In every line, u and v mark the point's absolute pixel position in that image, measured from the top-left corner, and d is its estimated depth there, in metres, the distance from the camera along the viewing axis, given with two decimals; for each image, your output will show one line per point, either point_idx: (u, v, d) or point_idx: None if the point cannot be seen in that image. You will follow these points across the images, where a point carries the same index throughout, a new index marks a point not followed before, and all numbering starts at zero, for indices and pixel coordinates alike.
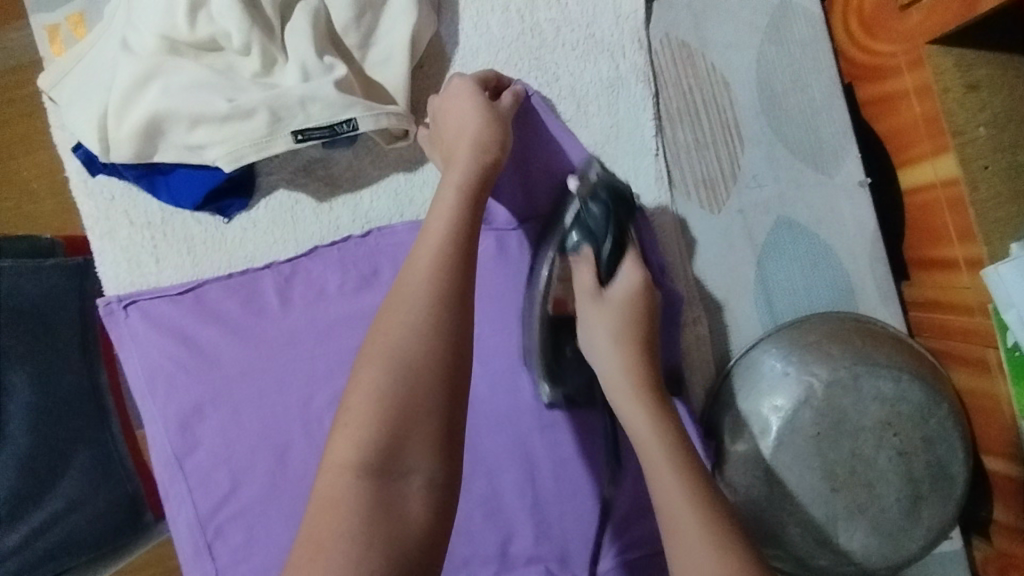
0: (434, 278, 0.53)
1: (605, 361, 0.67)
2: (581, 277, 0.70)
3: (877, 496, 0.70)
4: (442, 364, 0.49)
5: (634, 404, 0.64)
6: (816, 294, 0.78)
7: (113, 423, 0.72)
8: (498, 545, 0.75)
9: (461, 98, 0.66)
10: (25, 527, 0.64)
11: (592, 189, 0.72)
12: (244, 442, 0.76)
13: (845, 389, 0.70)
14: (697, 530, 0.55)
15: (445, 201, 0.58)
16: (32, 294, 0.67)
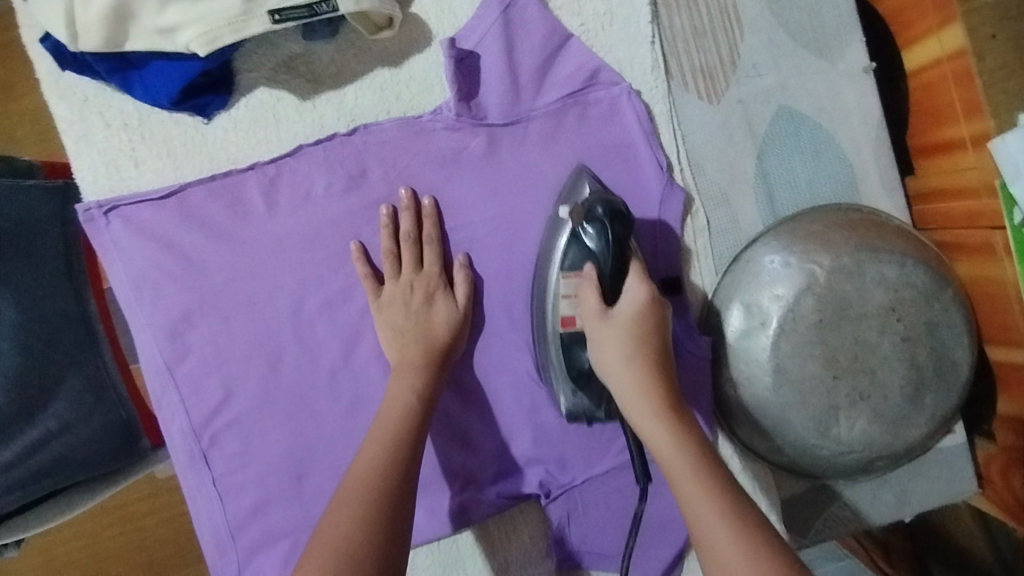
0: (376, 472, 0.62)
1: (613, 368, 0.64)
2: (585, 301, 0.66)
3: (879, 383, 0.69)
4: (392, 455, 0.63)
5: (645, 398, 0.62)
6: (819, 186, 0.76)
7: (106, 351, 0.76)
8: (498, 446, 0.76)
9: (417, 312, 0.71)
10: (19, 443, 0.69)
11: (586, 209, 0.66)
12: (235, 349, 0.75)
13: (846, 276, 0.69)
14: (722, 524, 0.54)
15: (400, 391, 0.68)
16: (15, 216, 0.71)
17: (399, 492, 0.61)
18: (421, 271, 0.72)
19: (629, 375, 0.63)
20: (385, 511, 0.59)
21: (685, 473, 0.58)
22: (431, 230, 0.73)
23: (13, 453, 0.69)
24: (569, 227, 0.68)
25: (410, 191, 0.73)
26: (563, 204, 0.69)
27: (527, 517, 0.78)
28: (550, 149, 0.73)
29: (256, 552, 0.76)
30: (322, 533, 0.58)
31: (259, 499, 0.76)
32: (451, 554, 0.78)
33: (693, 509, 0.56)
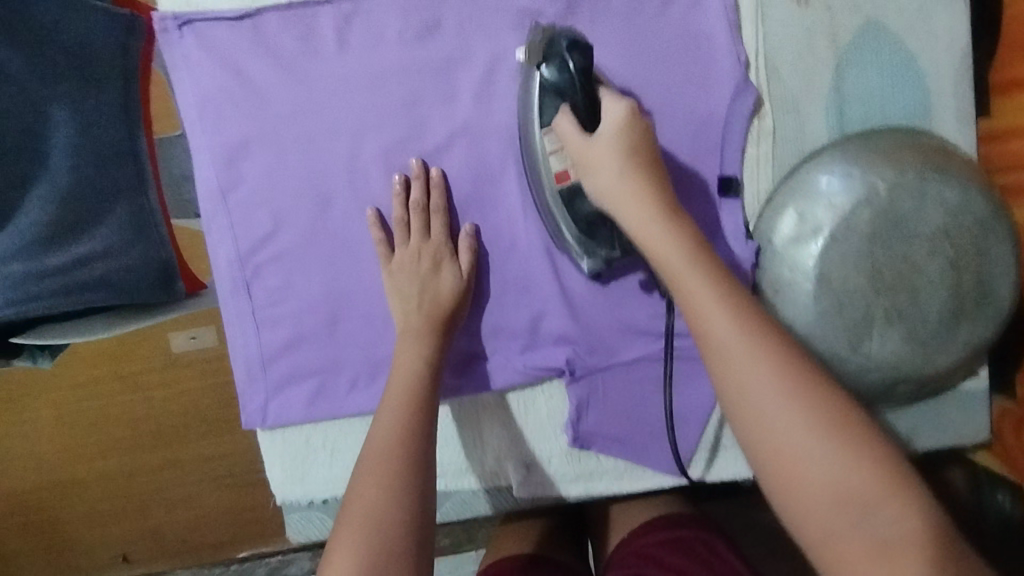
0: (396, 438, 0.60)
1: (662, 251, 0.56)
2: (563, 129, 0.66)
3: (919, 305, 0.69)
4: (415, 418, 0.63)
5: (656, 229, 0.57)
6: (890, 108, 0.74)
7: (151, 190, 0.82)
8: (529, 320, 0.78)
9: (424, 276, 0.72)
10: (69, 253, 0.70)
11: (550, 41, 0.67)
12: (286, 185, 0.76)
13: (907, 193, 0.69)
14: (778, 395, 0.48)
15: (405, 354, 0.69)
16: (81, 40, 0.73)
17: (423, 463, 0.60)
18: (428, 239, 0.74)
19: (641, 202, 0.60)
20: (409, 479, 0.58)
21: (742, 355, 0.50)
22: (437, 201, 0.74)
23: (60, 261, 0.68)
24: (535, 72, 0.69)
25: (421, 161, 0.74)
26: (521, 49, 0.72)
27: (547, 396, 0.80)
28: (628, 30, 0.72)
29: (284, 385, 0.79)
30: (348, 514, 0.56)
31: (294, 334, 0.78)
32: (468, 416, 0.80)
33: (764, 409, 0.48)
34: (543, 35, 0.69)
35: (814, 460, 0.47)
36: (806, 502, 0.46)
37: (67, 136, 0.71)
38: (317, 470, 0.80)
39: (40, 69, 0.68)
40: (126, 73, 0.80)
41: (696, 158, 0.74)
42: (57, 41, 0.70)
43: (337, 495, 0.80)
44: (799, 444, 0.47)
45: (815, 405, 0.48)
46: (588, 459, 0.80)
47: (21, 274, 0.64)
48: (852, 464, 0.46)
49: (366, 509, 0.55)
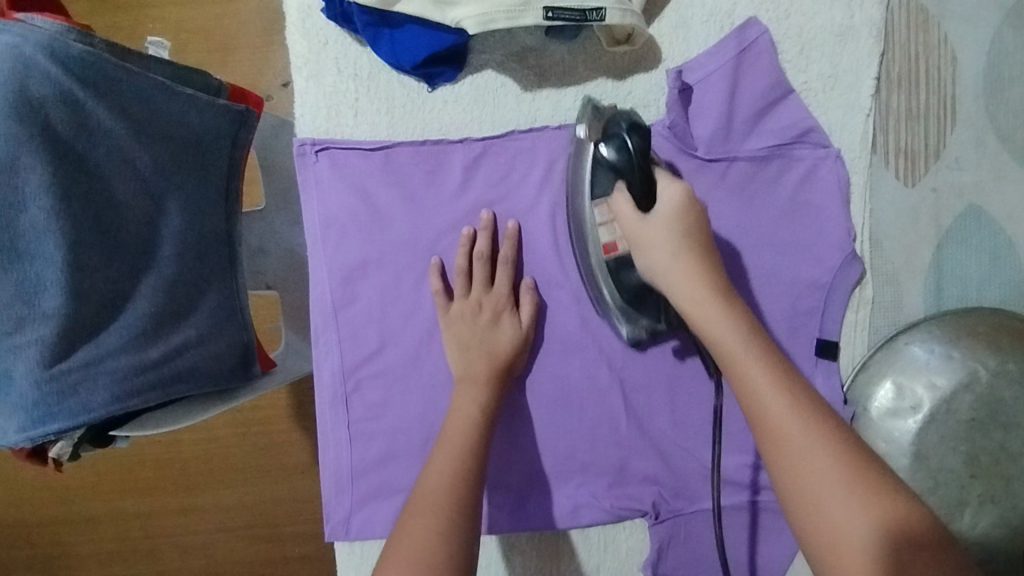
0: (446, 486, 0.63)
1: (715, 326, 0.60)
2: (622, 210, 0.67)
3: (1014, 492, 0.71)
4: (463, 462, 0.65)
5: (696, 282, 0.62)
6: (989, 290, 0.77)
7: (244, 275, 0.71)
8: (618, 459, 0.79)
9: (483, 328, 0.74)
10: (163, 345, 0.61)
11: (610, 119, 0.67)
12: (398, 307, 0.78)
13: (1008, 382, 0.71)
14: (790, 413, 0.55)
15: (464, 409, 0.70)
16: (193, 131, 0.64)
17: (469, 507, 0.62)
18: (490, 291, 0.75)
19: (694, 282, 0.62)
20: (459, 530, 0.59)
21: (755, 372, 0.57)
22: (507, 252, 0.75)
23: (157, 353, 0.60)
24: (592, 146, 0.69)
25: (490, 213, 0.76)
26: (580, 126, 0.72)
27: (627, 533, 0.81)
28: (741, 194, 0.75)
29: (368, 500, 0.80)
30: (396, 554, 0.57)
31: (386, 450, 0.79)
32: (549, 546, 0.81)
33: (793, 454, 0.53)
34: (603, 116, 0.69)
35: (827, 480, 0.51)
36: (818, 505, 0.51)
37: (179, 222, 0.64)
38: None
39: (155, 156, 0.61)
40: (236, 158, 0.69)
41: (798, 321, 0.76)
42: (166, 135, 0.62)
43: None
44: (809, 456, 0.53)
45: (811, 430, 0.54)
46: None
47: (125, 370, 0.57)
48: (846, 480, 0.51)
49: (413, 551, 0.57)
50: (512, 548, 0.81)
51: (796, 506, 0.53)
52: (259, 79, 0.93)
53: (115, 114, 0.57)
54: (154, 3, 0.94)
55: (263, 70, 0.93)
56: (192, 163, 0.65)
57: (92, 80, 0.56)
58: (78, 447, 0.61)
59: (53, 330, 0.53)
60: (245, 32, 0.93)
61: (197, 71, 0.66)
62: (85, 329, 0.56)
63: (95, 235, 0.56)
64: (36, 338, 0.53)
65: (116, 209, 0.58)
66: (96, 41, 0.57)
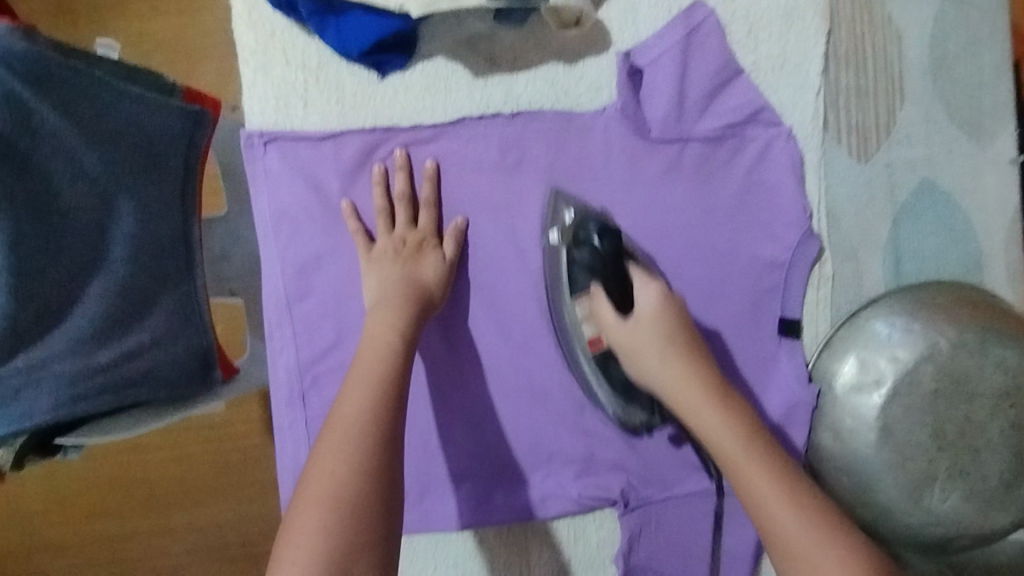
0: (363, 409, 0.60)
1: (711, 429, 0.64)
2: (599, 307, 0.70)
3: (981, 463, 0.70)
4: (381, 389, 0.61)
5: (703, 416, 0.65)
6: (946, 263, 0.77)
7: (202, 276, 0.68)
8: (585, 448, 0.77)
9: (405, 259, 0.72)
10: (116, 348, 0.59)
11: (580, 227, 0.70)
12: (353, 300, 0.76)
13: (969, 351, 0.71)
14: (789, 518, 0.59)
15: (380, 325, 0.66)
16: (143, 129, 0.61)
17: (388, 428, 0.59)
18: (414, 227, 0.74)
19: (687, 383, 0.66)
20: (377, 457, 0.57)
21: (768, 492, 0.60)
22: (426, 193, 0.75)
23: (109, 356, 0.59)
24: (563, 252, 0.72)
25: (404, 152, 0.75)
26: (553, 229, 0.74)
27: (598, 524, 0.79)
28: (696, 176, 0.75)
29: None
30: (310, 485, 0.56)
31: None
32: (518, 540, 0.79)
33: (773, 509, 0.59)
34: (573, 220, 0.73)
35: (809, 541, 0.57)
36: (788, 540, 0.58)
37: (132, 223, 0.61)
38: None
39: (104, 156, 0.58)
40: (192, 158, 0.66)
41: (757, 300, 0.76)
42: (115, 134, 0.60)
43: None
44: (790, 525, 0.58)
45: (798, 507, 0.59)
46: None
47: (70, 372, 0.55)
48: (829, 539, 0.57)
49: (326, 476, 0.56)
50: (482, 545, 0.79)
51: (763, 524, 0.60)
52: (212, 78, 0.92)
53: (60, 113, 0.54)
54: (102, 8, 0.92)
55: (215, 69, 0.92)
56: (143, 162, 0.62)
57: (37, 79, 0.52)
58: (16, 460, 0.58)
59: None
60: (195, 31, 0.92)
61: (151, 73, 0.63)
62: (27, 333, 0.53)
63: (40, 238, 0.53)
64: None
65: (64, 210, 0.56)
66: (41, 38, 0.53)
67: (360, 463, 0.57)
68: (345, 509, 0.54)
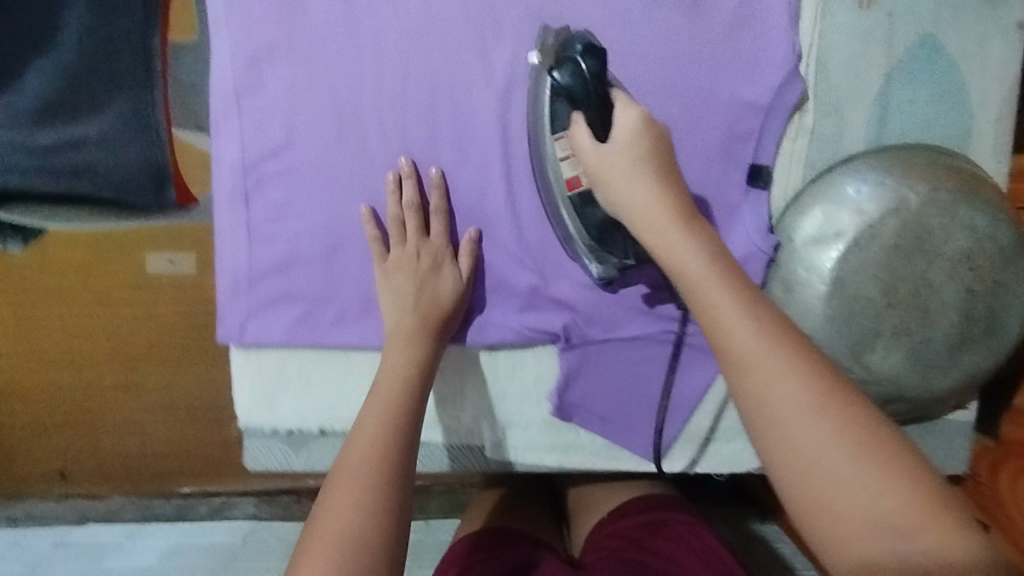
0: (375, 458, 0.57)
1: (680, 252, 0.55)
2: (577, 136, 0.64)
3: (929, 324, 0.69)
4: (394, 425, 0.60)
5: (689, 253, 0.55)
6: (934, 129, 0.73)
7: (158, 92, 0.81)
8: (532, 283, 0.75)
9: (423, 276, 0.71)
10: (60, 134, 0.76)
11: (562, 45, 0.65)
12: (307, 100, 0.72)
13: (937, 209, 0.68)
14: (826, 438, 0.45)
15: (393, 367, 0.66)
16: None
17: (400, 477, 0.56)
18: (427, 239, 0.73)
19: (682, 246, 0.56)
20: (390, 492, 0.55)
21: (803, 420, 0.45)
22: (436, 201, 0.73)
23: (52, 139, 0.76)
24: (547, 75, 0.67)
25: (410, 161, 0.72)
26: (535, 52, 0.69)
27: (538, 362, 0.78)
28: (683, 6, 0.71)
29: (266, 306, 0.75)
30: (320, 523, 0.52)
31: (287, 254, 0.74)
32: (455, 369, 0.78)
33: (811, 450, 0.45)
34: (558, 36, 0.66)
35: (853, 490, 0.43)
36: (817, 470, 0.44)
37: (84, 19, 0.75)
38: (288, 399, 0.77)
39: None
40: None
41: (730, 145, 0.73)
42: None
43: (305, 427, 0.78)
44: (818, 448, 0.45)
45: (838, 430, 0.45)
46: (568, 430, 0.79)
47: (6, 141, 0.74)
48: (869, 466, 0.43)
49: (338, 530, 0.51)
50: None
51: (787, 474, 0.45)
52: None
53: None
54: None
55: None
56: None
57: None
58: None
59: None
60: None
61: None
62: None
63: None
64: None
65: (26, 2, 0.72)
66: None
67: (373, 500, 0.54)
68: (359, 535, 0.51)
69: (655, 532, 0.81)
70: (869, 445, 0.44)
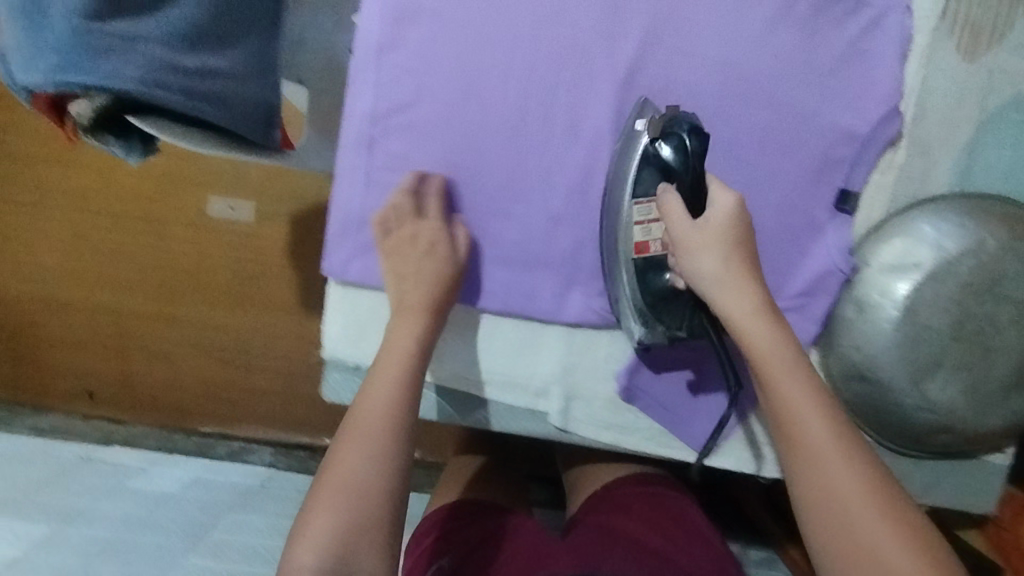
0: (381, 424, 0.68)
1: (759, 337, 0.69)
2: (671, 206, 0.72)
3: (989, 361, 0.74)
4: (406, 400, 0.70)
5: (761, 325, 0.69)
6: (1012, 184, 0.78)
7: (280, 39, 0.96)
8: None
9: (422, 257, 0.75)
10: (205, 62, 0.83)
11: (665, 126, 0.72)
12: (441, 64, 0.78)
13: (1015, 256, 0.74)
14: (842, 475, 0.63)
15: (403, 339, 0.73)
16: None
17: (403, 446, 0.68)
18: (416, 215, 0.77)
19: (762, 331, 0.69)
20: (389, 462, 0.66)
21: (831, 456, 0.64)
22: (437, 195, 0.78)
23: (198, 65, 0.82)
24: (644, 142, 0.74)
25: (445, 180, 0.79)
26: (639, 120, 0.76)
27: (611, 345, 0.83)
28: (802, 30, 0.76)
29: (370, 249, 0.80)
30: (332, 474, 0.65)
31: None
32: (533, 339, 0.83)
33: (830, 483, 0.63)
34: (663, 115, 0.74)
35: (862, 513, 0.61)
36: (836, 511, 0.62)
37: None
38: (375, 340, 0.82)
39: None
40: None
41: (824, 169, 0.77)
42: None
43: None
44: (836, 478, 0.63)
45: (853, 472, 0.63)
46: (629, 413, 0.83)
47: (157, 58, 0.76)
48: (879, 507, 0.61)
49: (341, 480, 0.65)
50: (498, 333, 0.83)
51: (810, 498, 0.64)
52: None
53: None
54: None
55: None
56: None
57: None
58: (94, 116, 0.76)
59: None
60: None
61: None
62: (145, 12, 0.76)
63: None
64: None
65: None
66: None
67: (372, 459, 0.66)
68: (354, 502, 0.64)
69: (646, 502, 0.88)
70: (869, 483, 0.63)
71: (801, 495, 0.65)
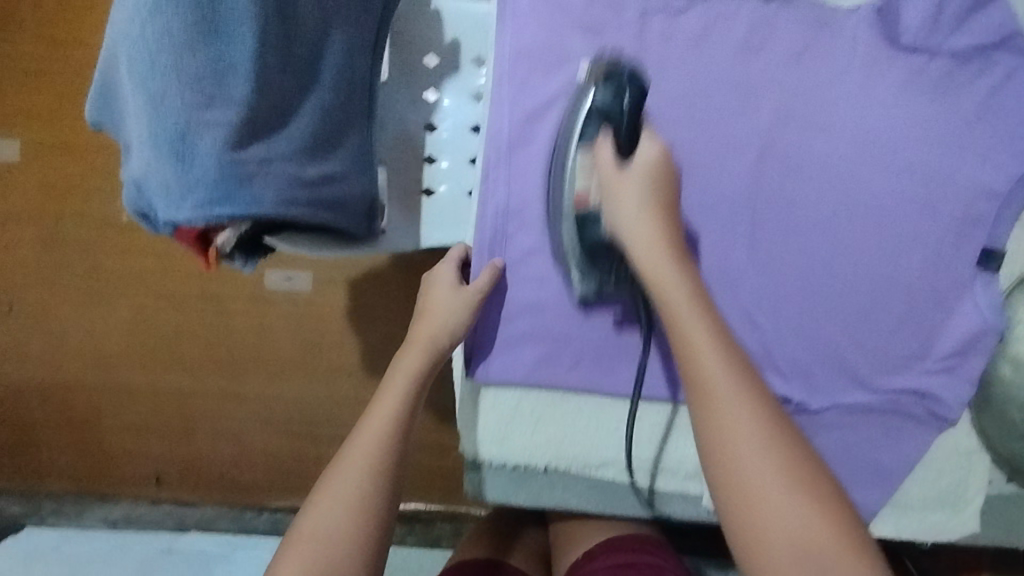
0: (368, 476, 0.63)
1: (668, 273, 0.64)
2: (601, 154, 0.70)
3: None
4: (395, 448, 0.66)
5: (671, 262, 0.65)
6: None
7: (374, 129, 0.92)
8: (761, 343, 0.79)
9: (427, 286, 0.78)
10: (320, 169, 0.81)
11: (608, 74, 0.71)
12: None
13: None
14: (756, 432, 0.56)
15: (395, 382, 0.70)
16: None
17: (389, 497, 0.64)
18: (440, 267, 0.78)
19: (667, 265, 0.65)
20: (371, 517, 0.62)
21: (741, 428, 0.56)
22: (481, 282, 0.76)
23: (316, 173, 0.80)
24: (588, 93, 0.72)
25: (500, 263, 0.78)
26: (584, 67, 0.77)
27: None
28: (936, 93, 0.76)
29: (514, 344, 0.80)
30: (304, 529, 0.61)
31: (534, 297, 0.80)
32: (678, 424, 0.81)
33: (755, 476, 0.55)
34: (603, 67, 0.74)
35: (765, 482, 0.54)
36: (744, 470, 0.55)
37: (338, 57, 0.84)
38: (520, 434, 0.82)
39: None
40: (385, 17, 0.89)
41: (965, 229, 0.77)
42: None
43: (532, 462, 0.82)
44: (763, 469, 0.55)
45: (773, 447, 0.55)
46: None
47: (286, 175, 0.75)
48: (798, 483, 0.54)
49: (315, 541, 0.60)
50: (644, 419, 0.81)
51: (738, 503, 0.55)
52: None
53: None
54: None
55: None
56: (354, 22, 0.85)
57: None
58: (235, 243, 0.75)
59: (236, 114, 0.70)
60: None
61: None
62: (267, 133, 0.75)
63: (281, 52, 0.75)
64: (184, 97, 0.67)
65: (296, 38, 0.77)
66: None
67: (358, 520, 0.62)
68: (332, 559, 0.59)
69: None
70: (774, 439, 0.56)
71: (718, 486, 0.56)
